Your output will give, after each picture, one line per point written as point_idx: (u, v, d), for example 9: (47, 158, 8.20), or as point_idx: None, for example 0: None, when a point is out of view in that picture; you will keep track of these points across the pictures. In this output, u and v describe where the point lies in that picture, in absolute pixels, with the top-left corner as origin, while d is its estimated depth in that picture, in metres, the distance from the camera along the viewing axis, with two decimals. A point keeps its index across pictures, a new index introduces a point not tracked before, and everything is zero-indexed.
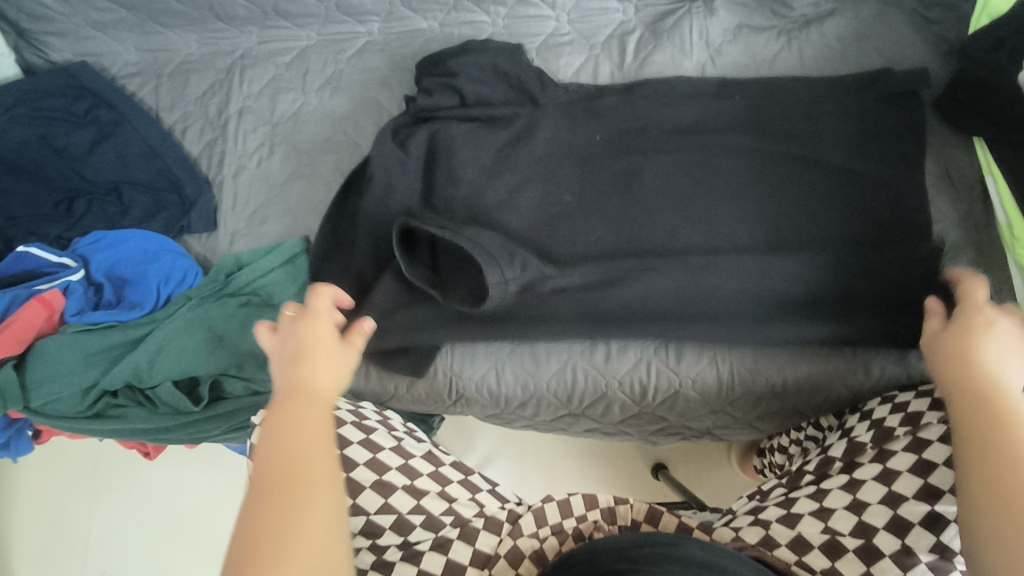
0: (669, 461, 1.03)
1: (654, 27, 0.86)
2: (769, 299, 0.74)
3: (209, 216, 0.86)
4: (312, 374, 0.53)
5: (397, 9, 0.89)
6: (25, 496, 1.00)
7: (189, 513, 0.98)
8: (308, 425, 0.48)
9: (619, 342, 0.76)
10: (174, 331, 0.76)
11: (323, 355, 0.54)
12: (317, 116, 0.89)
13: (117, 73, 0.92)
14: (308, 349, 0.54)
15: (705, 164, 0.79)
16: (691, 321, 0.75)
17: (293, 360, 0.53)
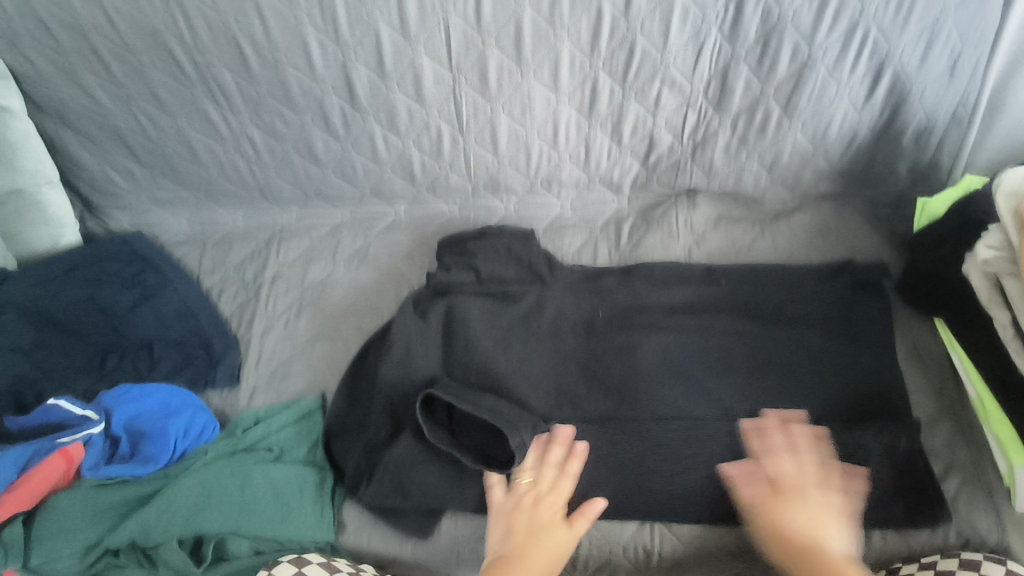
0: None
1: (646, 216, 0.98)
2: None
3: (233, 372, 0.91)
4: (534, 543, 0.69)
5: (422, 195, 1.01)
6: None
7: None
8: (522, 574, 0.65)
9: (625, 514, 0.79)
10: (185, 487, 0.77)
11: (547, 535, 0.69)
12: (344, 283, 0.98)
13: (167, 241, 1.03)
14: (544, 533, 0.70)
15: (700, 342, 0.87)
16: (686, 496, 0.78)
17: (527, 534, 0.70)
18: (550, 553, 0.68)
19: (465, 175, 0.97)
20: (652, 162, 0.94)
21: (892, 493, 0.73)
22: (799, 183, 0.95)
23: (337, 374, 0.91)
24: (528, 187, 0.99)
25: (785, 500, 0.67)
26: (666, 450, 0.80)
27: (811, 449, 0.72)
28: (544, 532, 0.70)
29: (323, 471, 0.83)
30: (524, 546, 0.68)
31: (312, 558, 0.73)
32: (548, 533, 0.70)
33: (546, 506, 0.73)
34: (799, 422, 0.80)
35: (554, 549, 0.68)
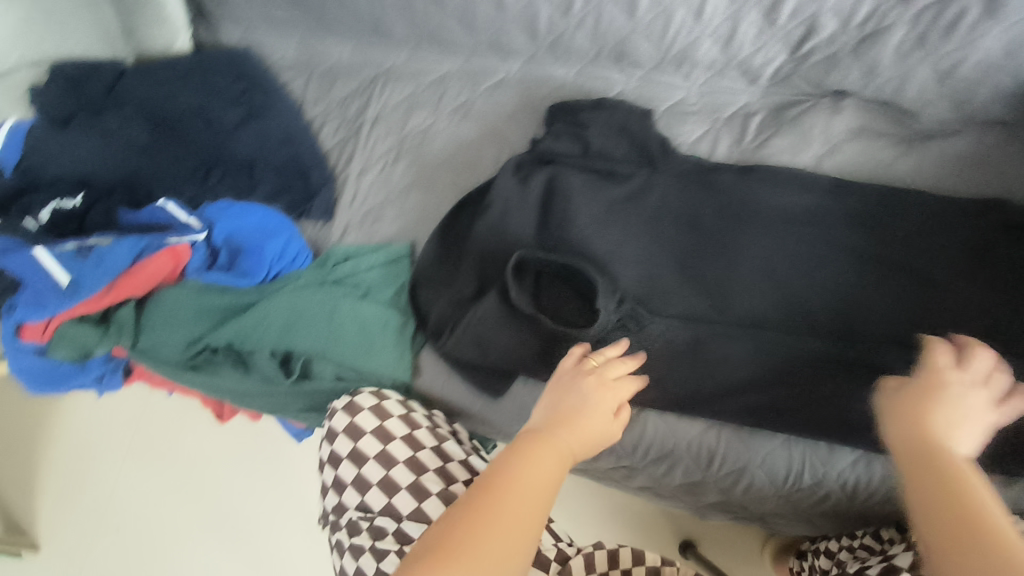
0: (699, 540, 1.08)
1: (778, 115, 0.89)
2: (844, 399, 0.74)
3: (328, 206, 0.92)
4: (572, 422, 0.61)
5: (540, 55, 0.95)
6: (111, 449, 1.17)
7: (239, 490, 1.11)
8: (540, 463, 0.56)
9: (694, 412, 0.79)
10: (279, 305, 0.79)
11: (581, 425, 0.61)
12: (445, 136, 0.94)
13: (275, 64, 1.01)
14: (585, 418, 0.61)
15: (807, 257, 0.81)
16: (757, 408, 0.77)
17: (566, 414, 0.62)
18: (589, 437, 0.61)
19: (591, 37, 0.90)
20: (803, 53, 0.84)
21: None
22: (970, 101, 0.81)
23: (428, 227, 0.90)
24: (656, 61, 0.91)
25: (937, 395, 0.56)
26: (747, 359, 0.78)
27: (979, 365, 0.59)
28: (584, 410, 0.62)
29: (406, 317, 0.84)
30: (561, 422, 0.61)
31: (393, 395, 0.78)
32: (593, 415, 0.62)
33: (602, 396, 0.64)
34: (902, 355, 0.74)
35: (587, 436, 0.60)
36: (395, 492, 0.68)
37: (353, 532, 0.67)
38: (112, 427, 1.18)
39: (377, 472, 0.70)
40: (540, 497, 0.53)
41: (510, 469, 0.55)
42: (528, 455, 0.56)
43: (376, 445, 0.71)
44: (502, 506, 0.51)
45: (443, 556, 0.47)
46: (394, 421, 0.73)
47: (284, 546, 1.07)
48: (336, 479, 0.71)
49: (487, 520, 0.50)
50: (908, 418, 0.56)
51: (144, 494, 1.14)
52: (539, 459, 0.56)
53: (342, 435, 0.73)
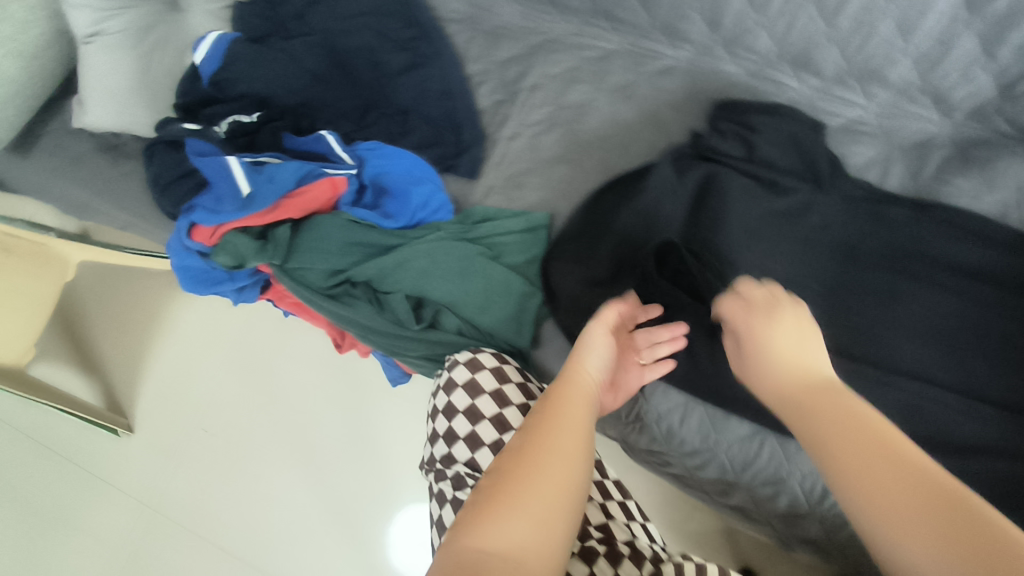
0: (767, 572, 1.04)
1: (965, 152, 0.83)
2: (994, 473, 0.69)
3: (474, 165, 0.92)
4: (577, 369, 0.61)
5: (714, 47, 0.91)
6: (214, 357, 1.24)
7: (322, 419, 1.16)
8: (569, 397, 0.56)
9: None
10: (420, 251, 0.81)
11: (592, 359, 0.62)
12: (601, 115, 0.93)
13: (443, 16, 1.02)
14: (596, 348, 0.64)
15: (973, 317, 0.75)
16: None
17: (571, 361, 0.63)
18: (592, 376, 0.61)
19: (776, 38, 0.86)
20: (1015, 89, 0.77)
21: None
22: None
23: (569, 202, 0.89)
24: (840, 74, 0.86)
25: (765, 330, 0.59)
26: (893, 409, 0.73)
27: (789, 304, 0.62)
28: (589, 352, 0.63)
29: (535, 287, 0.84)
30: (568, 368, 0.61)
31: (512, 362, 0.78)
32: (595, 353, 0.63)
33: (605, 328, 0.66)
34: None
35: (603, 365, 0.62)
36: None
37: (458, 485, 0.67)
38: (218, 335, 1.25)
39: (490, 433, 0.69)
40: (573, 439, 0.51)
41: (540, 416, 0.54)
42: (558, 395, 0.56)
43: (492, 406, 0.71)
44: (542, 450, 0.49)
45: (500, 506, 0.45)
46: (512, 387, 0.73)
47: (352, 479, 1.11)
48: (449, 431, 0.72)
49: (535, 466, 0.48)
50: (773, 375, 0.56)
51: (235, 403, 1.20)
52: (563, 403, 0.55)
53: (461, 388, 0.74)
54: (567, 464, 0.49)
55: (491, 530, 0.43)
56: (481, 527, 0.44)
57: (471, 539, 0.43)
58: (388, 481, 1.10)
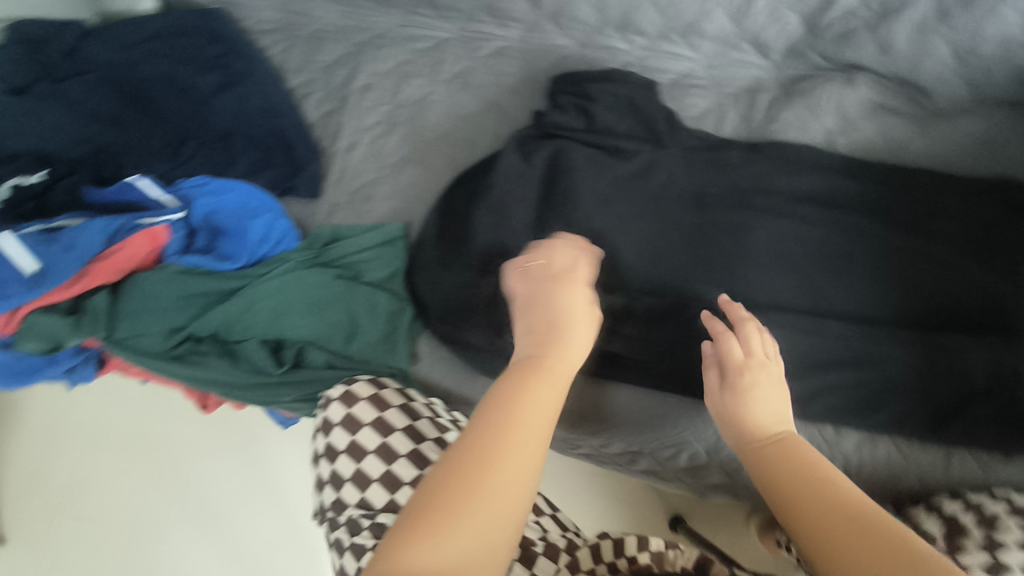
0: (689, 516, 1.08)
1: (788, 88, 0.86)
2: (852, 378, 0.75)
3: (315, 184, 0.86)
4: (554, 341, 0.56)
5: (541, 23, 0.89)
6: (70, 445, 1.09)
7: (218, 475, 1.07)
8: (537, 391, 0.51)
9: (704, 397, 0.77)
10: (268, 290, 0.74)
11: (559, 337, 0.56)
12: (440, 109, 0.88)
13: (252, 28, 0.93)
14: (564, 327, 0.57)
15: (822, 240, 0.79)
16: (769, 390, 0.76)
17: (547, 331, 0.56)
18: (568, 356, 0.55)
19: (597, 6, 0.85)
20: (821, 25, 0.80)
21: (985, 422, 0.72)
22: (980, 79, 0.80)
23: (423, 204, 0.85)
24: (662, 32, 0.86)
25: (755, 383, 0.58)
26: None
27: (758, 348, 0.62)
28: (573, 321, 0.58)
29: (403, 301, 0.80)
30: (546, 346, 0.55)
31: (391, 385, 0.74)
32: (575, 328, 0.57)
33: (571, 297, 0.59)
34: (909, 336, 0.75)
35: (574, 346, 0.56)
36: (397, 487, 0.64)
37: (354, 530, 0.63)
38: (67, 422, 1.11)
39: (377, 467, 0.66)
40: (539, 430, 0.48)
41: (511, 398, 0.49)
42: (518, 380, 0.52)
43: (375, 438, 0.67)
44: (505, 442, 0.46)
45: (456, 502, 0.43)
46: (393, 411, 0.70)
47: (268, 530, 1.04)
48: (334, 474, 0.67)
49: (499, 453, 0.45)
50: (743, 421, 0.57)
51: (110, 488, 1.06)
52: (537, 389, 0.51)
53: (339, 426, 0.69)
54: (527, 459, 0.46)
55: (442, 537, 0.41)
56: (428, 532, 0.41)
57: (418, 546, 0.41)
58: (303, 523, 1.04)
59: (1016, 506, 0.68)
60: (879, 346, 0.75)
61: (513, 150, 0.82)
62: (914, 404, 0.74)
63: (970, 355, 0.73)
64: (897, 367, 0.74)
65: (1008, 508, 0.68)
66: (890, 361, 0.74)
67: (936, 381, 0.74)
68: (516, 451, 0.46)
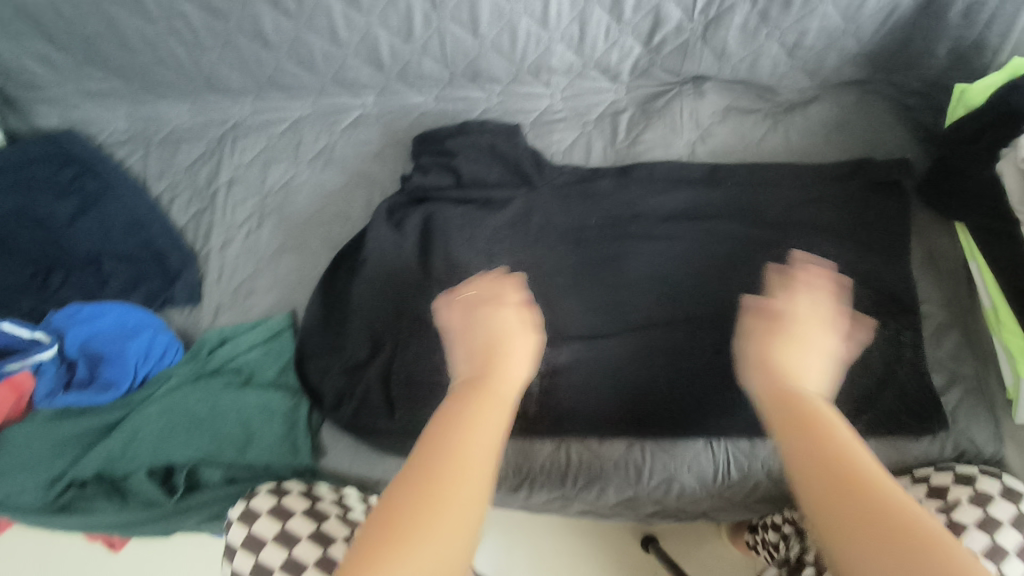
0: (662, 536, 1.03)
1: (645, 108, 0.87)
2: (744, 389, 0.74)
3: (193, 289, 0.83)
4: (494, 366, 0.55)
5: (392, 84, 0.87)
6: None
7: None
8: (489, 420, 0.50)
9: (616, 433, 0.76)
10: (149, 416, 0.72)
11: (503, 354, 0.57)
12: (308, 191, 0.88)
13: (105, 142, 0.91)
14: (506, 343, 0.58)
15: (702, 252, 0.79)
16: (667, 417, 0.75)
17: (479, 351, 0.57)
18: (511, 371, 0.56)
19: (441, 60, 0.84)
20: (656, 43, 0.80)
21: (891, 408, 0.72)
22: (820, 69, 0.81)
23: (307, 290, 0.84)
24: (513, 74, 0.86)
25: (782, 339, 0.54)
26: (653, 368, 0.76)
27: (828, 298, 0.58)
28: (511, 349, 0.57)
29: (298, 395, 0.77)
30: (478, 370, 0.55)
31: (293, 487, 0.71)
32: (512, 344, 0.58)
33: (499, 320, 0.60)
34: None
35: (520, 362, 0.57)
36: None
37: None
38: None
39: None
40: (477, 465, 0.46)
41: (444, 434, 0.48)
42: (469, 422, 0.49)
43: (279, 553, 0.66)
44: (445, 483, 0.44)
45: (405, 531, 0.41)
46: (296, 520, 0.68)
47: None
48: None
49: (448, 485, 0.44)
50: (754, 359, 0.54)
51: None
52: (473, 420, 0.49)
53: (241, 548, 0.67)
54: (469, 497, 0.44)
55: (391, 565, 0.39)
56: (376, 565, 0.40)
57: None
58: None
59: (933, 486, 0.69)
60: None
61: (381, 222, 0.82)
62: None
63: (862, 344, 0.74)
64: None
65: (924, 489, 0.69)
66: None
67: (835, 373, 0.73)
68: (463, 492, 0.44)
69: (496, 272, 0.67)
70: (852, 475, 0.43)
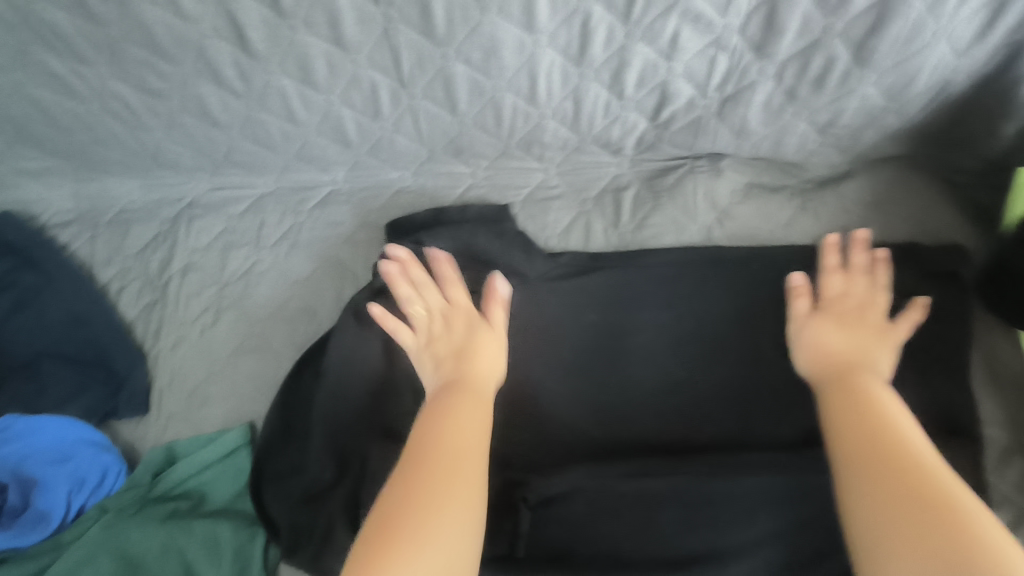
0: None
1: (652, 185, 0.76)
2: (775, 524, 0.64)
3: (139, 398, 0.74)
4: (464, 369, 0.62)
5: (363, 160, 0.77)
6: None
7: None
8: (461, 411, 0.57)
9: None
10: (79, 560, 0.63)
11: (471, 350, 0.63)
12: (270, 280, 0.78)
13: (48, 223, 0.81)
14: (469, 347, 0.64)
15: (727, 359, 0.69)
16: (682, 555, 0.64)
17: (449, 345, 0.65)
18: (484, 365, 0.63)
19: (416, 136, 0.73)
20: (663, 119, 0.69)
21: None
22: (856, 145, 0.70)
23: (268, 398, 0.74)
24: (500, 150, 0.75)
25: (843, 325, 0.62)
26: (670, 493, 0.65)
27: (873, 284, 0.65)
28: (478, 348, 0.64)
29: (251, 526, 0.68)
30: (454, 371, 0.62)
31: None
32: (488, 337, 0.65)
33: (457, 322, 0.66)
34: None
35: (486, 362, 0.63)
36: None
37: None
38: None
39: None
40: (457, 456, 0.54)
41: (429, 430, 0.56)
42: (451, 415, 0.57)
43: None
44: (431, 476, 0.52)
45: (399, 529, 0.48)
46: None
47: None
48: None
49: (438, 480, 0.51)
50: (814, 345, 0.62)
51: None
52: (455, 417, 0.57)
53: None
54: (461, 495, 0.51)
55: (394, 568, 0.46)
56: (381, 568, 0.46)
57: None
58: None
59: None
60: (811, 477, 0.64)
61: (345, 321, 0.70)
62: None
63: None
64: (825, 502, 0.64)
65: None
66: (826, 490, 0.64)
67: None
68: (454, 489, 0.51)
69: (385, 264, 0.68)
70: (918, 463, 0.49)
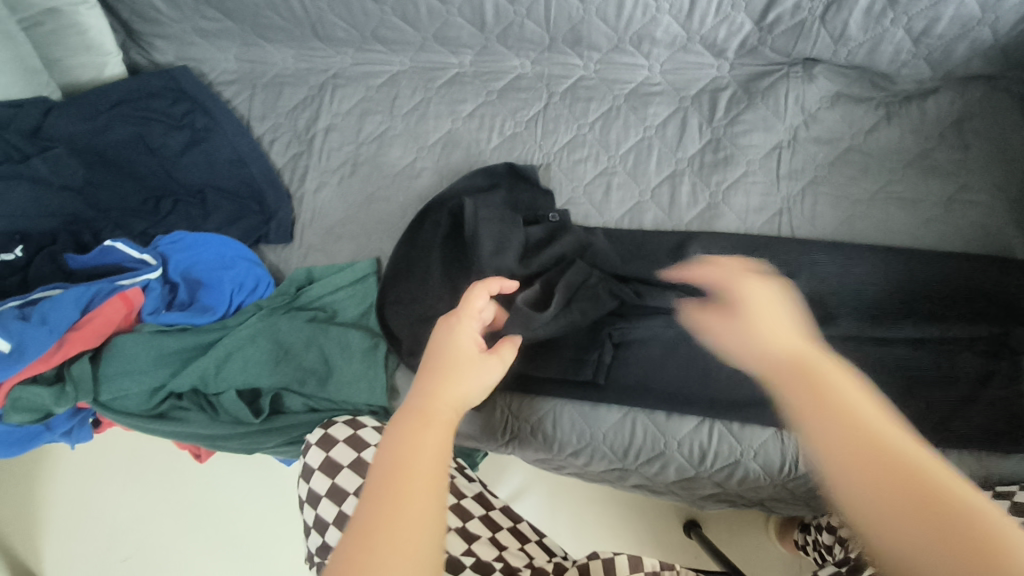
0: (704, 522, 1.03)
1: (749, 87, 0.85)
2: None
3: (287, 229, 0.87)
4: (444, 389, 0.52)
5: (491, 45, 0.89)
6: (70, 492, 1.01)
7: (219, 512, 0.99)
8: (428, 445, 0.48)
9: (685, 411, 0.76)
10: (243, 339, 0.77)
11: (457, 354, 0.55)
12: (401, 142, 0.89)
13: (215, 80, 0.95)
14: (458, 360, 0.55)
15: (808, 263, 0.75)
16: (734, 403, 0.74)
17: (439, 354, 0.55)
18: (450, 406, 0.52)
19: (543, 23, 0.85)
20: (770, 21, 0.80)
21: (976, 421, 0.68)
22: (947, 59, 0.78)
23: (394, 239, 0.86)
24: (614, 43, 0.86)
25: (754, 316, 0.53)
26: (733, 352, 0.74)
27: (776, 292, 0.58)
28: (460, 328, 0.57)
29: (377, 336, 0.80)
30: (418, 386, 0.53)
31: (367, 422, 0.74)
32: (471, 366, 0.55)
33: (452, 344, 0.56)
34: (895, 338, 0.71)
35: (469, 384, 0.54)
36: (344, 500, 0.67)
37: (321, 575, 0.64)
38: (78, 470, 1.03)
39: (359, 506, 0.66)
40: (425, 478, 0.45)
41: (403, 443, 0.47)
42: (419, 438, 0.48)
43: (354, 479, 0.67)
44: (406, 485, 0.45)
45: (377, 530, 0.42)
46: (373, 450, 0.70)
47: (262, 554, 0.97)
48: (319, 517, 0.67)
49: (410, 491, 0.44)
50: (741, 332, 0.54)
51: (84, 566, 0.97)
52: (429, 435, 0.49)
53: (319, 470, 0.69)
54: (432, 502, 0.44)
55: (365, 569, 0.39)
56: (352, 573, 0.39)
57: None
58: (285, 550, 0.97)
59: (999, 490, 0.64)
60: (865, 345, 0.71)
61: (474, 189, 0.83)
62: (914, 407, 0.69)
63: (960, 349, 0.70)
64: (880, 366, 0.70)
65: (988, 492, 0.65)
66: (873, 363, 0.70)
67: (926, 376, 0.69)
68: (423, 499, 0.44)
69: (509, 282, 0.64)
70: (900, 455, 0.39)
